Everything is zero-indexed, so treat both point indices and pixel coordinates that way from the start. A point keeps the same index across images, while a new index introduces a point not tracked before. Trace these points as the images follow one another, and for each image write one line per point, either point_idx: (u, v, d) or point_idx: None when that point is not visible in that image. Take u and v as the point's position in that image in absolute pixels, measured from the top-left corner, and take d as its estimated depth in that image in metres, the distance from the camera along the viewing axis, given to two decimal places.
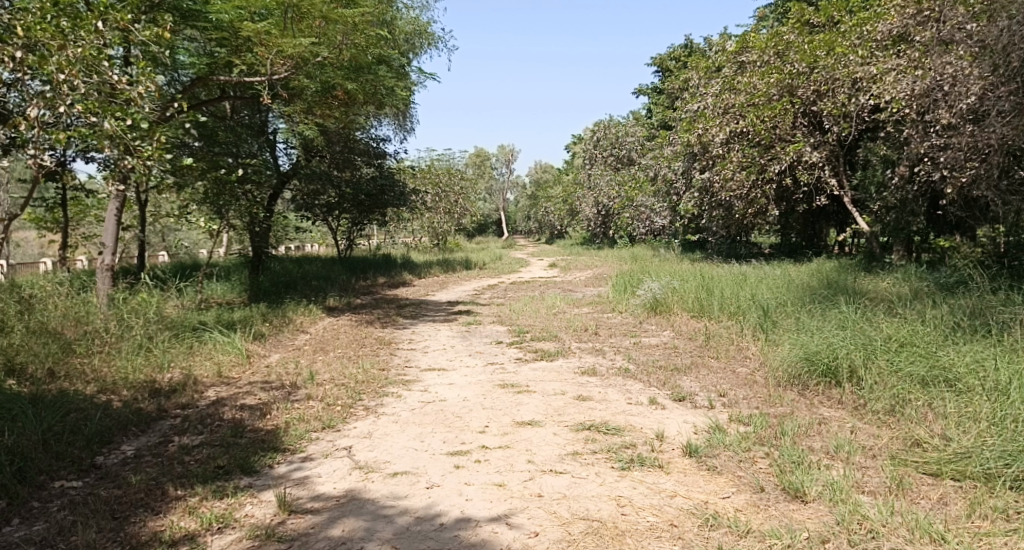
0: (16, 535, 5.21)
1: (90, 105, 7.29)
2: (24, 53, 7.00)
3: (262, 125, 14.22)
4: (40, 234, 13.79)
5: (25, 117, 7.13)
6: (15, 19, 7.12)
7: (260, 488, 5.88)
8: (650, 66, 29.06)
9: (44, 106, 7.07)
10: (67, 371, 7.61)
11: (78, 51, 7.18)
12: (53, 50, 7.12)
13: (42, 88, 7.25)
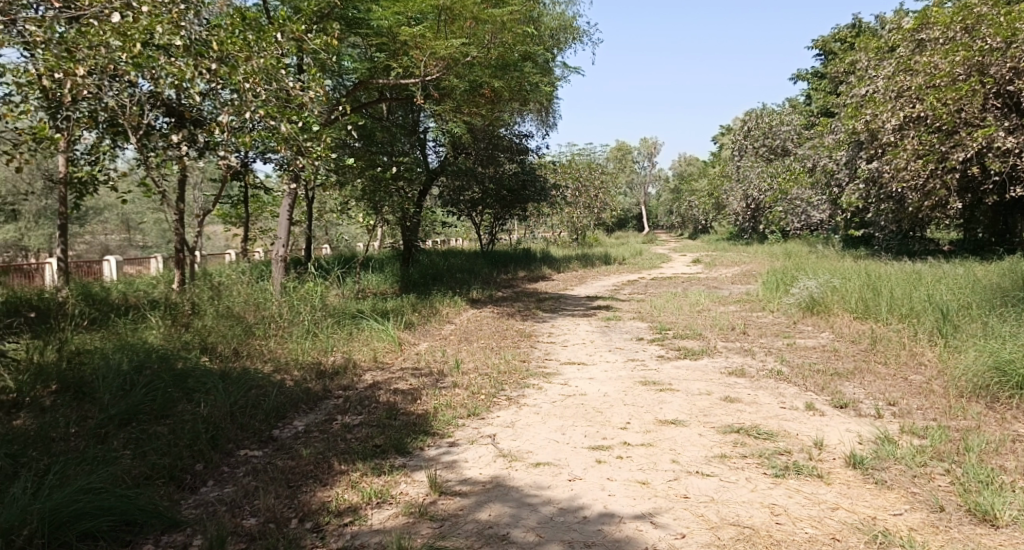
0: (211, 495, 5.77)
1: (270, 110, 7.92)
2: (217, 64, 7.64)
3: (414, 124, 14.77)
4: (225, 229, 15.15)
5: (218, 123, 7.98)
6: (210, 34, 7.82)
7: (414, 468, 6.20)
8: (814, 49, 27.71)
9: (232, 112, 7.83)
10: (250, 350, 8.34)
11: (261, 61, 7.86)
12: (240, 62, 7.80)
13: (230, 95, 7.97)
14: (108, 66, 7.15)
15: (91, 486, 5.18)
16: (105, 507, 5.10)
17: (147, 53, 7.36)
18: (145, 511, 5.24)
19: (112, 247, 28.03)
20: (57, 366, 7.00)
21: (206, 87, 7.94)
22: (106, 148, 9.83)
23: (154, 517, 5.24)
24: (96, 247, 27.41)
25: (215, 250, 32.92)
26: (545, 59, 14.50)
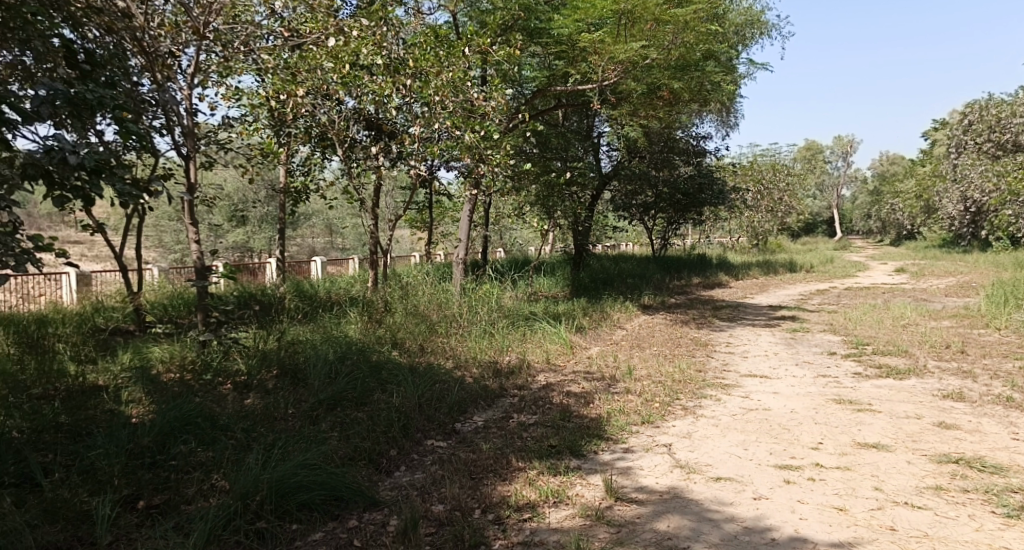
0: (403, 479, 6.08)
1: (455, 121, 9.39)
2: (413, 80, 9.26)
3: (589, 128, 14.76)
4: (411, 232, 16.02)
5: (410, 135, 9.69)
6: (408, 53, 9.35)
7: (589, 471, 6.19)
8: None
9: (423, 123, 9.44)
10: (433, 347, 8.73)
11: (449, 75, 9.28)
12: (431, 77, 9.30)
13: (421, 108, 9.54)
14: (322, 86, 9.07)
15: (308, 461, 5.58)
16: (319, 482, 5.48)
17: (353, 74, 9.00)
18: (351, 488, 5.57)
19: (317, 248, 30.48)
20: (277, 352, 7.70)
21: (401, 100, 9.46)
22: (316, 159, 11.42)
23: (358, 494, 5.56)
24: (301, 249, 29.88)
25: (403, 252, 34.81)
26: (730, 56, 14.05)
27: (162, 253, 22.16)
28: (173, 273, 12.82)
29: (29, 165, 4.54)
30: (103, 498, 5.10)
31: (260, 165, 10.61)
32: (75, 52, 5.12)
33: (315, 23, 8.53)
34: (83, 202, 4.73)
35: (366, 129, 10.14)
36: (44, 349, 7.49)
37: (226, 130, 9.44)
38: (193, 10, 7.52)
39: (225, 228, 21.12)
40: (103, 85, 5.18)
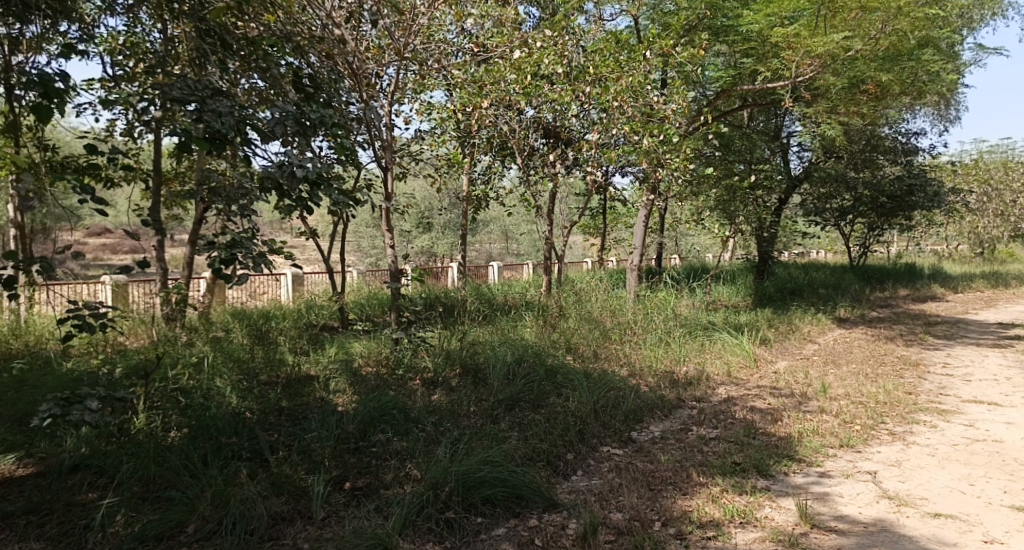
0: (580, 483, 6.04)
1: (634, 126, 9.27)
2: (593, 87, 9.41)
3: (778, 128, 14.07)
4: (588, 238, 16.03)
5: (587, 141, 9.72)
6: (589, 62, 9.56)
7: (779, 493, 5.81)
8: None
9: (601, 129, 9.50)
10: (608, 354, 8.64)
11: (629, 80, 9.27)
12: (612, 83, 9.34)
13: (598, 115, 9.69)
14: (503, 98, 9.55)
15: (491, 458, 5.70)
16: (501, 478, 5.57)
17: (534, 84, 9.37)
18: (531, 488, 5.61)
19: (496, 254, 31.29)
20: (459, 352, 7.98)
21: (580, 107, 9.67)
22: (497, 167, 11.92)
23: (538, 494, 5.59)
24: (482, 255, 30.81)
25: (579, 259, 34.90)
26: (951, 43, 12.71)
27: (358, 257, 23.69)
28: (368, 276, 13.62)
29: (264, 178, 5.03)
30: (319, 476, 5.45)
31: (445, 176, 11.56)
32: (301, 76, 5.56)
33: (501, 38, 9.02)
34: (305, 210, 5.22)
35: (545, 137, 10.35)
36: (266, 339, 8.18)
37: (417, 142, 10.30)
38: (396, 34, 8.22)
39: (414, 234, 22.20)
40: (322, 104, 5.59)
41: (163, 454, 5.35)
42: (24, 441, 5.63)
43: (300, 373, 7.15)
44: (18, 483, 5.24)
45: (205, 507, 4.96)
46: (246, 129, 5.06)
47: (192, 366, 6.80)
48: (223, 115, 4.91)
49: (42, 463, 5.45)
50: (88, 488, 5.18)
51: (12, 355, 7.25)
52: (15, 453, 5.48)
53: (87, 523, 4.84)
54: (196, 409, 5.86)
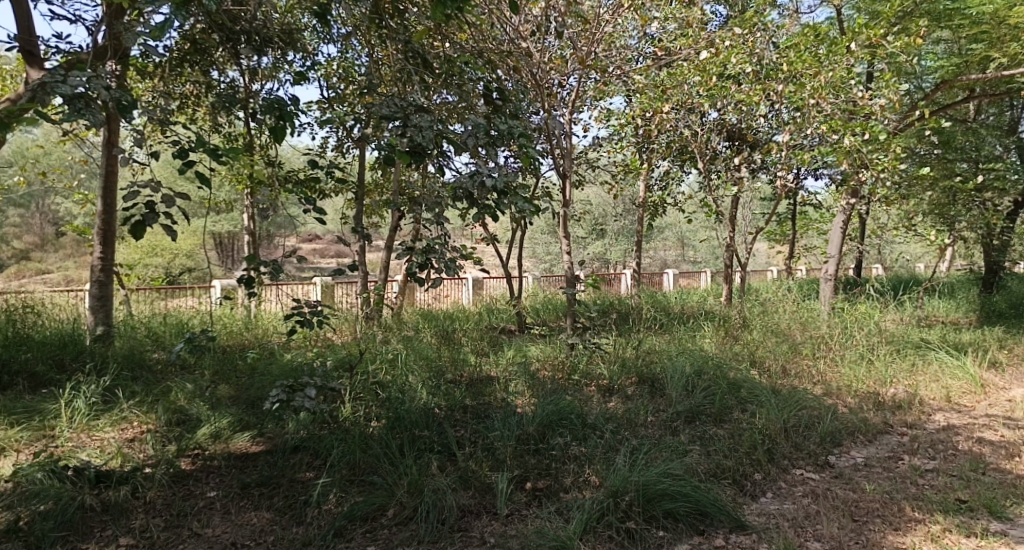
0: (770, 506, 5.58)
1: (832, 124, 8.60)
2: (786, 85, 8.86)
3: (1012, 122, 12.48)
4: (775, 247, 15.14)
5: (777, 143, 9.27)
6: (783, 58, 8.95)
7: (1017, 540, 5.06)
8: None
9: (794, 129, 8.91)
10: (799, 371, 8.01)
11: (830, 75, 8.51)
12: (809, 79, 8.68)
13: (791, 113, 9.22)
14: (686, 101, 9.40)
15: (672, 471, 5.39)
16: (683, 493, 5.23)
17: (720, 84, 9.18)
18: (716, 505, 5.23)
19: (671, 261, 30.54)
20: (635, 361, 7.71)
21: (769, 107, 9.29)
22: (675, 173, 11.60)
23: (723, 513, 5.21)
24: (658, 262, 30.14)
25: (762, 268, 33.23)
26: None
27: (534, 263, 23.95)
28: (544, 282, 13.64)
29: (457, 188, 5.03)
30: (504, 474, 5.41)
31: (624, 180, 11.47)
32: (492, 89, 5.62)
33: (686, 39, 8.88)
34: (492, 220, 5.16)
35: (729, 140, 10.19)
36: (451, 339, 8.32)
37: (596, 150, 10.27)
38: (580, 42, 8.35)
39: (589, 240, 22.09)
40: (510, 116, 5.60)
41: (367, 441, 5.50)
42: (255, 420, 5.75)
43: (481, 374, 7.18)
44: (253, 458, 5.46)
45: (402, 493, 5.09)
46: (442, 142, 5.12)
47: (388, 361, 7.03)
48: (424, 129, 4.98)
49: (270, 441, 5.60)
50: (307, 466, 5.38)
51: (243, 341, 7.79)
52: (248, 432, 5.65)
53: (306, 498, 5.07)
54: (395, 402, 5.99)
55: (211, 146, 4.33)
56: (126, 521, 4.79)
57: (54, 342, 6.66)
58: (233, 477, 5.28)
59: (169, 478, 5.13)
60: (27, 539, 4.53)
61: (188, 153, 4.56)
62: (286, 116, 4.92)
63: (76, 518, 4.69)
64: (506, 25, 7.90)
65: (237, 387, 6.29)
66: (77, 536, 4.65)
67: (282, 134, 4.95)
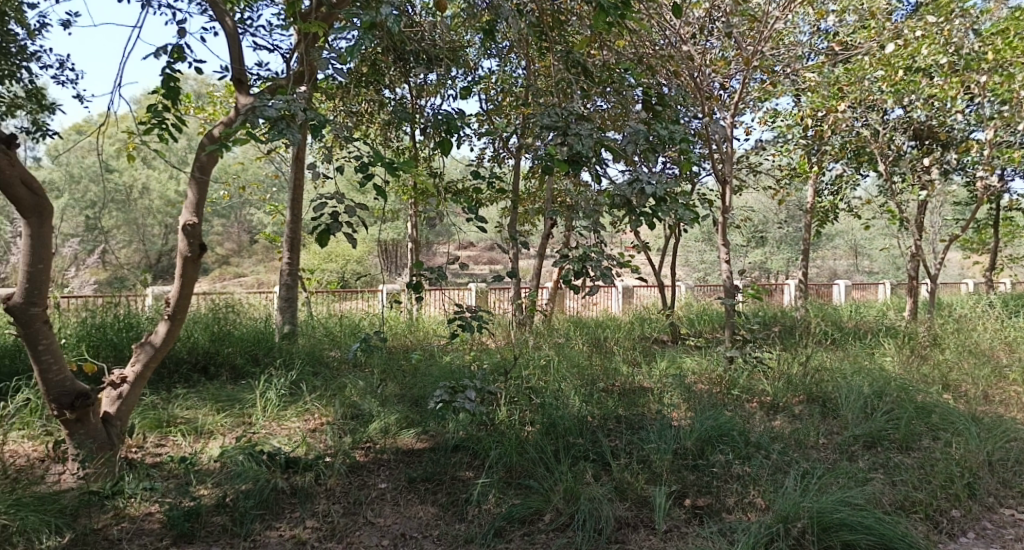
0: None
1: None
2: (991, 76, 7.92)
3: None
4: (968, 256, 13.64)
5: (978, 141, 8.31)
6: (988, 44, 7.84)
7: None
8: None
9: (1003, 124, 7.94)
10: (1003, 397, 7.05)
11: None
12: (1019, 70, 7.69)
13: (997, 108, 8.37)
14: (866, 98, 8.63)
15: (850, 500, 4.79)
16: (865, 525, 4.58)
17: (909, 79, 8.38)
18: (908, 541, 4.50)
19: (840, 271, 28.56)
20: (805, 378, 7.07)
21: (968, 100, 8.40)
22: (849, 176, 10.75)
23: None
24: (824, 272, 28.29)
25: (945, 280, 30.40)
26: None
27: (688, 271, 23.12)
28: (697, 291, 13.04)
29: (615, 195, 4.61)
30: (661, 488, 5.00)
31: (789, 185, 10.74)
32: (652, 94, 5.20)
33: (869, 31, 8.20)
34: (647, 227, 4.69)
35: (916, 140, 9.29)
36: (604, 346, 8.01)
37: (760, 153, 9.68)
38: (746, 42, 7.89)
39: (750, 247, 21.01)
40: (671, 121, 5.14)
41: (523, 444, 5.27)
42: (420, 418, 5.65)
43: (634, 384, 6.76)
44: (418, 454, 5.33)
45: (559, 499, 4.79)
46: (600, 149, 4.72)
47: (541, 366, 6.77)
48: (584, 137, 4.59)
49: (432, 439, 5.48)
50: (466, 465, 5.20)
51: (409, 341, 7.88)
52: (413, 429, 5.54)
53: (466, 496, 4.88)
54: (550, 406, 5.71)
55: (387, 161, 4.28)
56: (312, 505, 4.72)
57: (249, 338, 7.17)
58: (401, 471, 5.14)
59: (347, 467, 5.04)
60: (231, 514, 4.54)
61: (368, 167, 4.57)
62: (450, 128, 4.85)
63: (270, 499, 4.67)
64: (667, 29, 7.47)
65: (402, 385, 6.27)
66: (272, 515, 4.60)
67: (448, 147, 4.85)
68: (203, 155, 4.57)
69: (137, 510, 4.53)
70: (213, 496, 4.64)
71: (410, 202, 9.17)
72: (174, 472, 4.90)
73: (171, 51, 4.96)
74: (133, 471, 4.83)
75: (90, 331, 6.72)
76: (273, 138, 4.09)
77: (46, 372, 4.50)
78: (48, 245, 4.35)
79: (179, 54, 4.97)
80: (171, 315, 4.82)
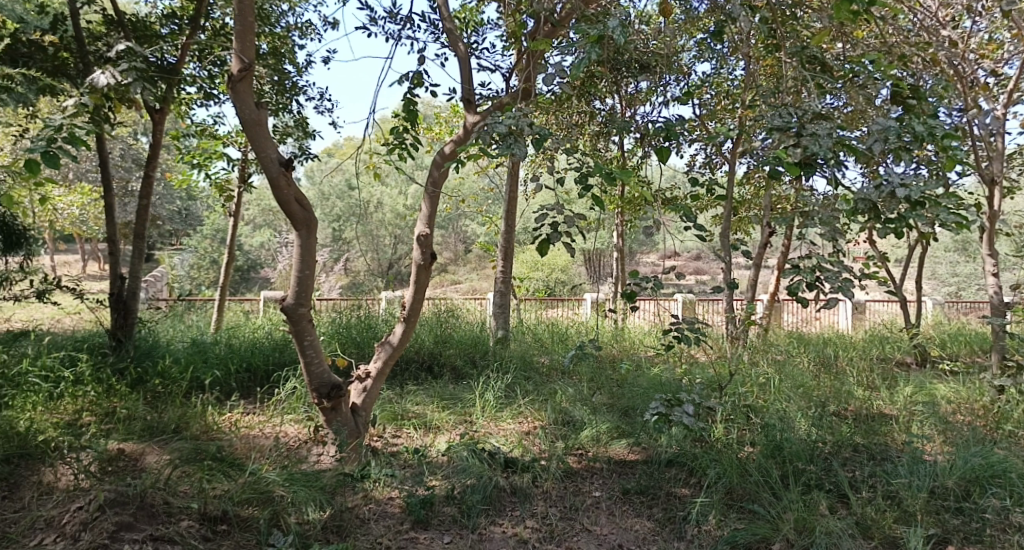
0: None
1: None
2: None
3: None
4: None
5: None
6: None
7: None
8: None
9: None
10: None
11: None
12: None
13: None
14: None
15: None
16: None
17: None
18: None
19: None
20: None
21: None
22: None
23: None
24: None
25: None
26: None
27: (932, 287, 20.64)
28: (945, 307, 11.53)
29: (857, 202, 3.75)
30: (916, 529, 4.22)
31: None
32: (904, 88, 4.24)
33: None
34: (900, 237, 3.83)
35: None
36: (833, 360, 7.24)
37: None
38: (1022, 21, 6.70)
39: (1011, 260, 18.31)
40: (927, 114, 4.16)
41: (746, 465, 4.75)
42: (631, 429, 5.38)
43: (873, 409, 5.90)
44: (632, 465, 5.03)
45: (788, 528, 4.20)
46: (839, 150, 3.83)
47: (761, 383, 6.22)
48: (822, 136, 3.70)
49: (644, 452, 5.17)
50: (682, 482, 4.78)
51: (621, 348, 7.70)
52: (625, 440, 5.27)
53: (684, 514, 4.46)
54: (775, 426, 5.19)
55: (608, 173, 4.13)
56: (531, 506, 4.53)
57: (468, 342, 7.49)
58: (615, 480, 4.86)
59: (562, 472, 4.84)
60: (460, 506, 4.44)
61: (587, 178, 4.47)
62: (670, 136, 4.34)
63: (491, 495, 4.55)
64: (919, 14, 6.61)
65: (611, 395, 6.07)
66: (495, 511, 4.46)
67: (667, 155, 4.30)
68: (436, 169, 4.97)
69: (380, 494, 4.53)
70: (442, 487, 4.60)
71: (621, 213, 8.98)
72: (409, 461, 5.03)
73: (412, 77, 5.24)
74: (375, 458, 5.03)
75: (339, 330, 7.41)
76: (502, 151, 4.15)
77: (310, 364, 4.83)
78: (314, 253, 4.72)
79: (419, 80, 5.24)
80: (407, 317, 5.08)
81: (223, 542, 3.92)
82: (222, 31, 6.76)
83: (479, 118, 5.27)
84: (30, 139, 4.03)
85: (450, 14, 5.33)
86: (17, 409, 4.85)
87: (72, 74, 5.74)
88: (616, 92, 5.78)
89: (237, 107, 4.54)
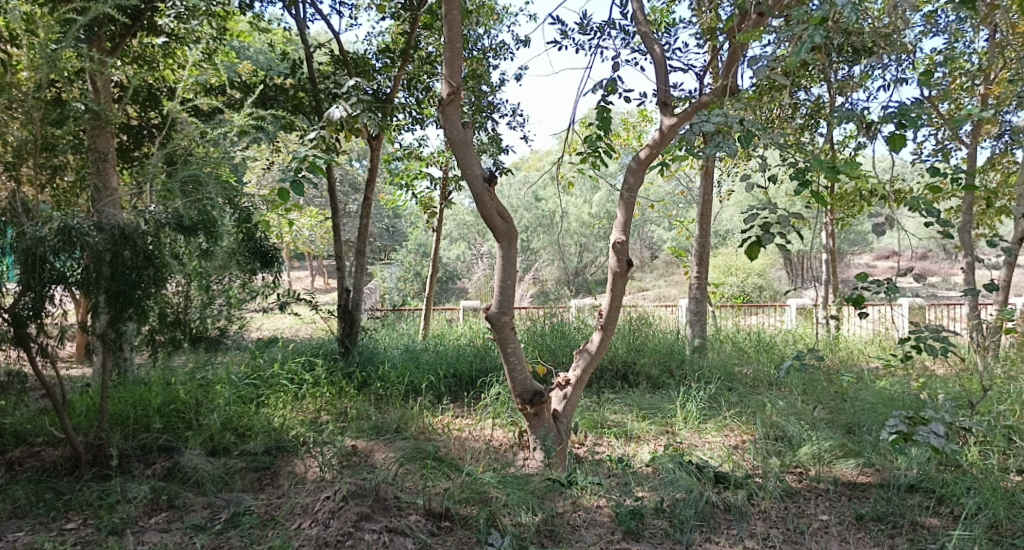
0: None
1: None
2: None
3: None
4: None
5: None
6: None
7: None
8: None
9: None
10: None
11: None
12: None
13: None
14: None
15: None
16: None
17: None
18: None
19: None
20: None
21: None
22: None
23: None
24: None
25: None
26: None
27: None
28: None
29: None
30: None
31: None
32: None
33: None
34: None
35: None
36: None
37: None
38: None
39: None
40: None
41: (1011, 498, 4.28)
42: (858, 449, 5.04)
43: None
44: (863, 489, 4.68)
45: None
46: None
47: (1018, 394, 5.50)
48: None
49: (878, 474, 4.80)
50: (930, 511, 4.37)
51: (836, 357, 7.23)
52: (853, 460, 4.93)
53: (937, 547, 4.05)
54: None
55: (835, 166, 3.80)
56: (749, 525, 4.33)
57: (664, 350, 7.35)
58: (844, 505, 4.52)
59: (781, 492, 4.60)
60: (671, 520, 4.34)
61: (805, 174, 4.16)
62: (905, 119, 3.78)
63: (705, 511, 4.39)
64: None
65: (831, 411, 5.70)
66: (709, 528, 4.31)
67: (901, 142, 3.76)
68: (631, 173, 4.89)
69: (588, 501, 4.53)
70: (651, 499, 4.53)
71: (828, 214, 8.43)
72: (614, 470, 5.01)
73: (606, 85, 5.21)
74: (580, 466, 5.04)
75: (536, 338, 7.58)
76: (711, 151, 3.96)
77: (513, 371, 4.90)
78: (516, 266, 4.80)
79: (613, 87, 5.19)
80: (604, 324, 5.01)
81: (447, 538, 4.09)
82: (427, 59, 7.06)
83: (677, 120, 4.91)
84: (280, 171, 4.29)
85: (645, 18, 5.11)
86: (271, 407, 5.48)
87: (307, 111, 6.47)
88: (828, 81, 5.35)
89: (445, 129, 4.74)
